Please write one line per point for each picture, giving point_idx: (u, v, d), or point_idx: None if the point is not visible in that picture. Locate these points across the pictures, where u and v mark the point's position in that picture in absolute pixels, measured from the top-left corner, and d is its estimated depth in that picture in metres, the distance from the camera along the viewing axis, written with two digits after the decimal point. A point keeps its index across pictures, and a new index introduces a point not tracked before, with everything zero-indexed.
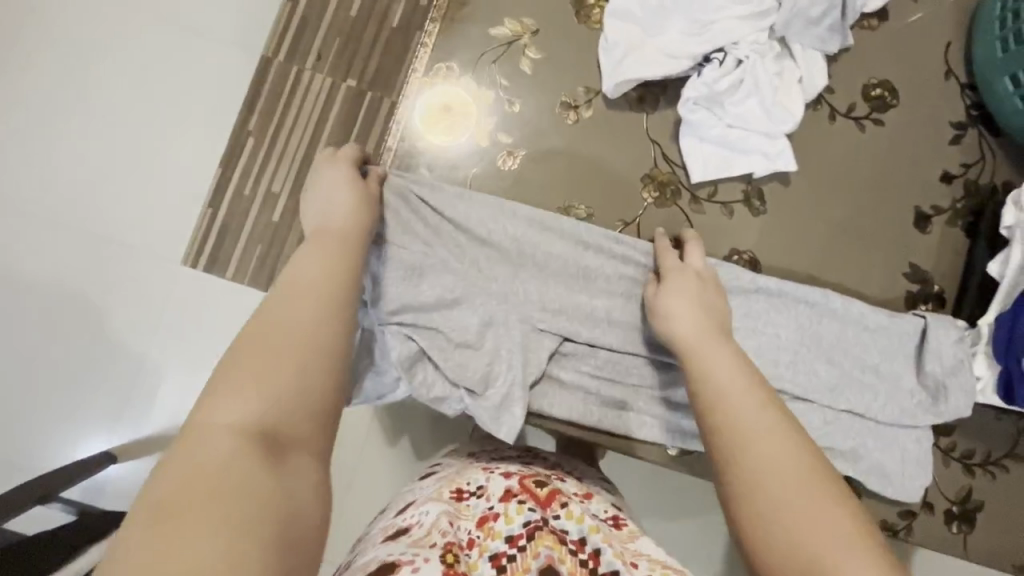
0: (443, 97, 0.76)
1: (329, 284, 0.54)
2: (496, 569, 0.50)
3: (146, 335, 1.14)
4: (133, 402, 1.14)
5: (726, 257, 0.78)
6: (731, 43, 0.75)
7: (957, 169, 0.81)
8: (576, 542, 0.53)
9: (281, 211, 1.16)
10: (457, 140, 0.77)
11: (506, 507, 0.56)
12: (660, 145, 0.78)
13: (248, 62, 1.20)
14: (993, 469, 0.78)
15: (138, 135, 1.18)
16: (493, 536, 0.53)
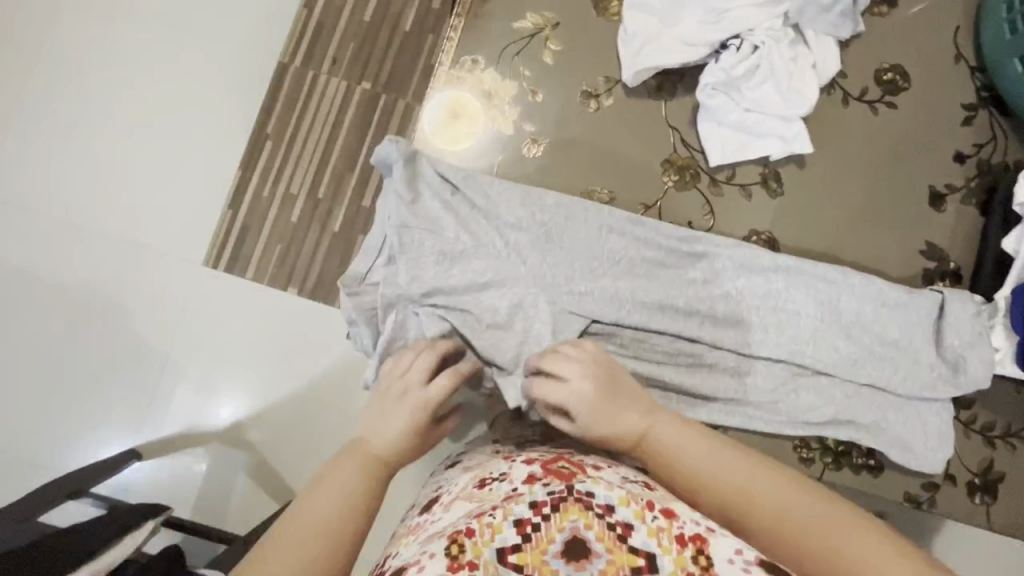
0: (465, 100, 0.79)
1: (374, 473, 0.57)
2: (520, 537, 0.51)
3: (169, 335, 1.17)
4: (158, 401, 1.16)
5: (745, 238, 0.80)
6: (746, 31, 0.78)
7: (969, 149, 0.83)
8: (603, 507, 0.52)
9: (300, 211, 1.20)
10: (480, 134, 0.80)
11: (529, 485, 0.56)
12: (679, 131, 0.81)
13: (268, 66, 1.24)
14: (1013, 441, 0.79)
15: (165, 139, 1.22)
16: (516, 502, 0.53)
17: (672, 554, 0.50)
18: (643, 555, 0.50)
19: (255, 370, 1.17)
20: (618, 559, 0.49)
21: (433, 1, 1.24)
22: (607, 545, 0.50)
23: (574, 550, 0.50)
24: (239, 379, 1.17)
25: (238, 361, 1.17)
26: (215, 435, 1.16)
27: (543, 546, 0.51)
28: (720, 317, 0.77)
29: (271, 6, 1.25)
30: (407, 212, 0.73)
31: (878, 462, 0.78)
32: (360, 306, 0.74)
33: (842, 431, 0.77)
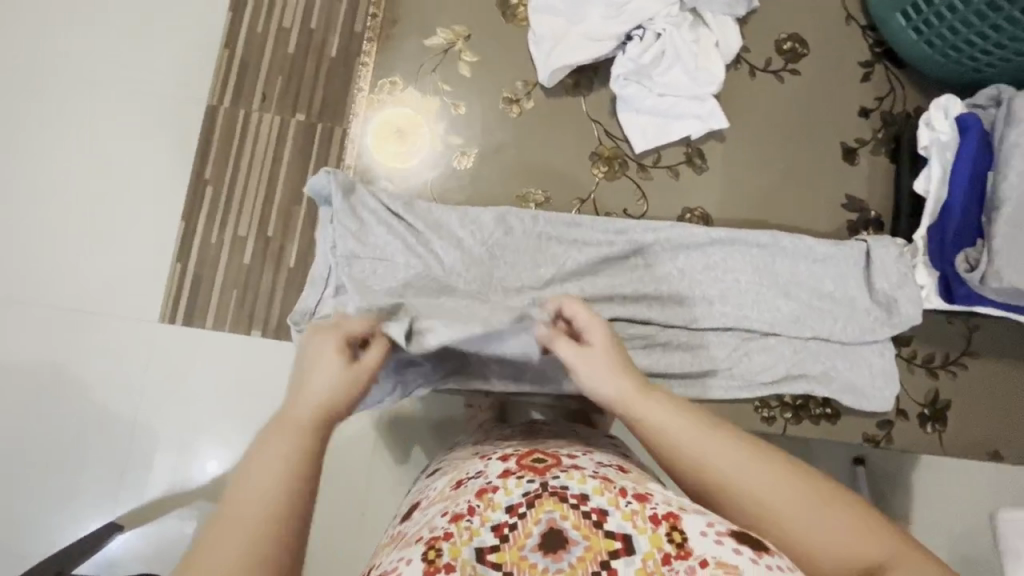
0: (391, 120, 0.80)
1: (307, 442, 0.48)
2: (498, 539, 0.52)
3: (133, 398, 1.14)
4: (131, 468, 1.13)
5: (679, 217, 0.83)
6: (648, 20, 0.81)
7: (872, 104, 0.89)
8: (578, 497, 0.54)
9: (251, 251, 1.18)
10: (409, 153, 0.80)
11: (505, 481, 0.58)
12: (601, 123, 0.83)
13: (195, 111, 1.22)
14: (953, 368, 0.85)
15: (98, 199, 1.18)
16: (493, 507, 0.55)
17: (648, 534, 0.51)
18: (619, 538, 0.51)
19: (229, 419, 1.14)
20: (595, 545, 0.50)
21: (355, 25, 1.25)
22: (583, 532, 0.51)
23: (551, 540, 0.51)
24: (214, 431, 1.14)
25: (209, 412, 1.14)
26: (197, 493, 1.13)
27: (521, 542, 0.52)
28: (667, 297, 0.80)
29: (188, 50, 1.23)
30: (351, 242, 0.74)
31: (834, 410, 0.81)
32: None
33: (795, 385, 0.80)
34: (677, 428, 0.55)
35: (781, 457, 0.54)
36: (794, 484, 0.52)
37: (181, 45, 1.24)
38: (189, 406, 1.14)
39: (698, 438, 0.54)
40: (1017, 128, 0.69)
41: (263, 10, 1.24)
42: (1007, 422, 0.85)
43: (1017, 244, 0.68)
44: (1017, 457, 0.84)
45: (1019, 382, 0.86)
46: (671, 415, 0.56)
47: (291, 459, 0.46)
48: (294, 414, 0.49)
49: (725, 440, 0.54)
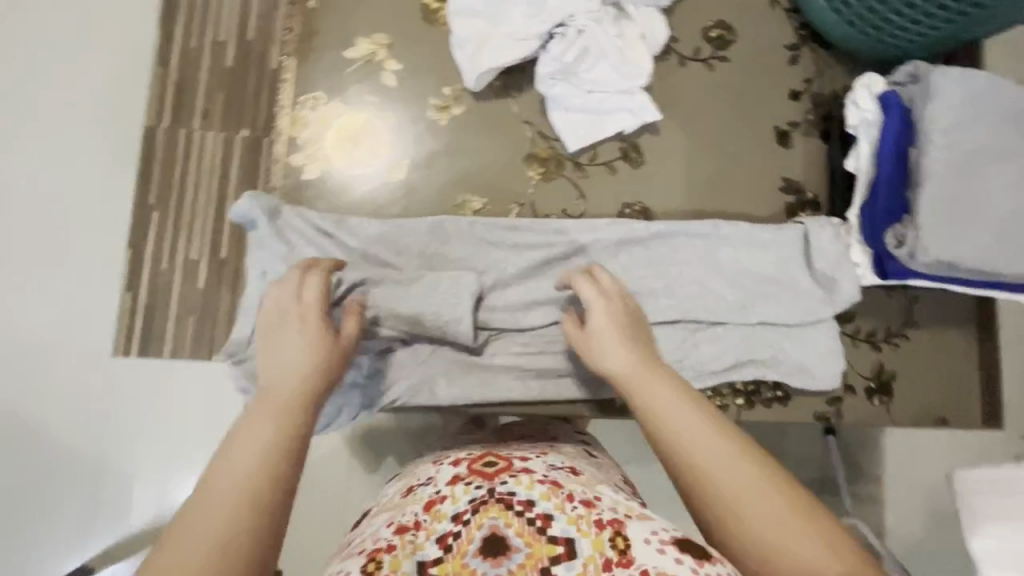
0: (346, 126, 0.79)
1: (289, 411, 0.49)
2: (440, 550, 0.52)
3: (91, 439, 1.10)
4: (93, 509, 1.09)
5: (619, 213, 0.83)
6: (569, 16, 0.78)
7: (801, 86, 0.89)
8: (524, 503, 0.54)
9: (205, 276, 1.14)
10: (363, 158, 0.79)
11: (453, 489, 0.58)
12: (534, 124, 0.82)
13: (129, 136, 1.17)
14: (895, 341, 0.87)
15: (32, 234, 1.13)
16: (439, 518, 0.55)
17: (590, 537, 0.51)
18: (561, 542, 0.51)
19: (192, 451, 1.10)
20: (537, 552, 0.51)
21: None
22: (526, 539, 0.51)
23: (492, 547, 0.52)
24: (177, 465, 1.10)
25: (165, 446, 1.10)
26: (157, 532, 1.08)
27: (463, 550, 0.52)
28: None
29: (117, 73, 1.19)
30: (281, 266, 0.71)
31: (784, 392, 0.82)
32: (249, 373, 0.71)
33: (745, 371, 0.81)
34: (671, 403, 0.55)
35: (776, 474, 0.49)
36: (773, 507, 0.47)
37: (109, 68, 1.19)
38: (149, 441, 1.10)
39: (689, 421, 0.53)
40: (935, 102, 0.69)
41: (194, 26, 1.19)
42: (951, 388, 0.87)
43: (942, 219, 0.69)
44: (962, 421, 0.87)
45: (961, 348, 0.88)
46: (673, 393, 0.56)
47: (274, 424, 0.47)
48: (275, 384, 0.51)
49: (715, 431, 0.52)
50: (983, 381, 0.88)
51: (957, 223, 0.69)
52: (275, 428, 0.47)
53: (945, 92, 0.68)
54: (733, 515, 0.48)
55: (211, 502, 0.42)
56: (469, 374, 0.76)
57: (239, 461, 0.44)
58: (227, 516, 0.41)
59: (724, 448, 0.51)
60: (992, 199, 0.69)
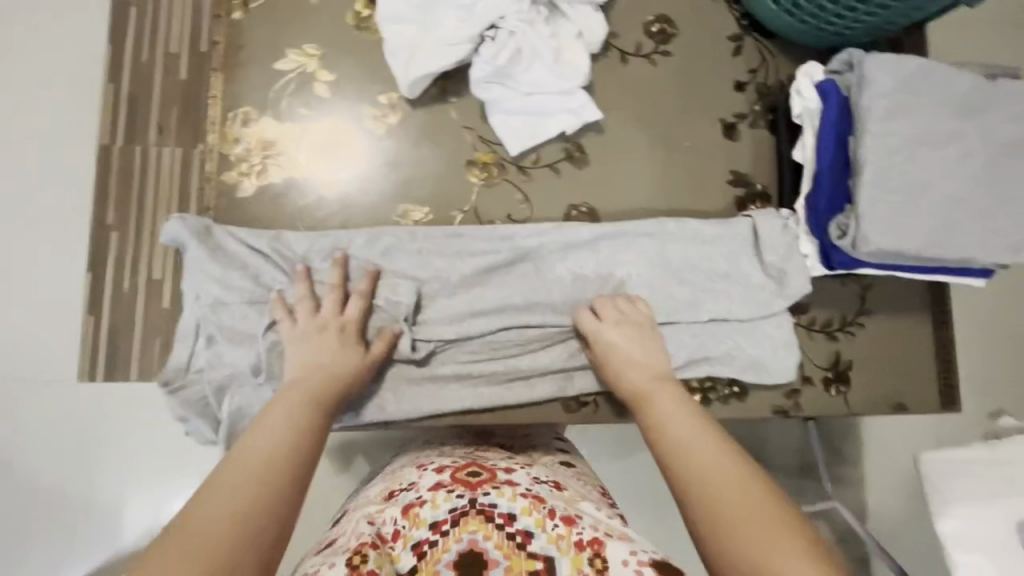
0: (322, 128, 0.78)
1: (309, 407, 0.60)
2: (416, 558, 0.59)
3: (58, 468, 1.08)
4: (64, 537, 1.08)
5: (566, 215, 0.82)
6: (499, 18, 0.76)
7: (745, 77, 0.89)
8: (506, 518, 0.60)
9: (170, 294, 1.09)
10: (338, 161, 0.78)
11: (434, 495, 0.63)
12: (474, 129, 0.80)
13: (82, 159, 1.15)
14: (851, 329, 0.86)
15: None
16: (418, 524, 0.61)
17: (569, 557, 0.57)
18: (540, 559, 0.57)
19: (168, 474, 1.10)
20: (516, 565, 0.57)
21: None
22: (504, 551, 0.58)
23: (469, 557, 0.58)
24: (153, 489, 1.09)
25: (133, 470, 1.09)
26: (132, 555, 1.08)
27: (438, 557, 0.58)
28: (559, 301, 0.78)
29: (66, 94, 1.16)
30: (213, 287, 0.69)
31: (741, 387, 0.81)
32: (186, 401, 0.69)
33: (699, 368, 0.80)
34: (686, 419, 0.64)
35: (770, 492, 0.56)
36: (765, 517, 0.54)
37: (57, 91, 1.16)
38: (121, 467, 1.09)
39: (700, 437, 0.62)
40: (869, 90, 0.70)
41: (145, 40, 1.16)
42: (908, 373, 0.87)
43: (881, 208, 0.69)
44: (920, 406, 0.87)
45: (916, 332, 0.88)
46: (687, 412, 0.65)
47: (297, 416, 0.58)
48: (302, 381, 0.62)
49: (720, 447, 0.60)
50: (940, 364, 0.88)
51: (896, 210, 0.69)
52: (298, 419, 0.58)
53: (877, 81, 0.69)
54: (725, 518, 0.54)
55: (237, 472, 0.51)
56: (418, 387, 0.74)
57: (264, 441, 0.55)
58: (250, 483, 0.50)
59: (727, 462, 0.59)
60: (932, 184, 0.70)
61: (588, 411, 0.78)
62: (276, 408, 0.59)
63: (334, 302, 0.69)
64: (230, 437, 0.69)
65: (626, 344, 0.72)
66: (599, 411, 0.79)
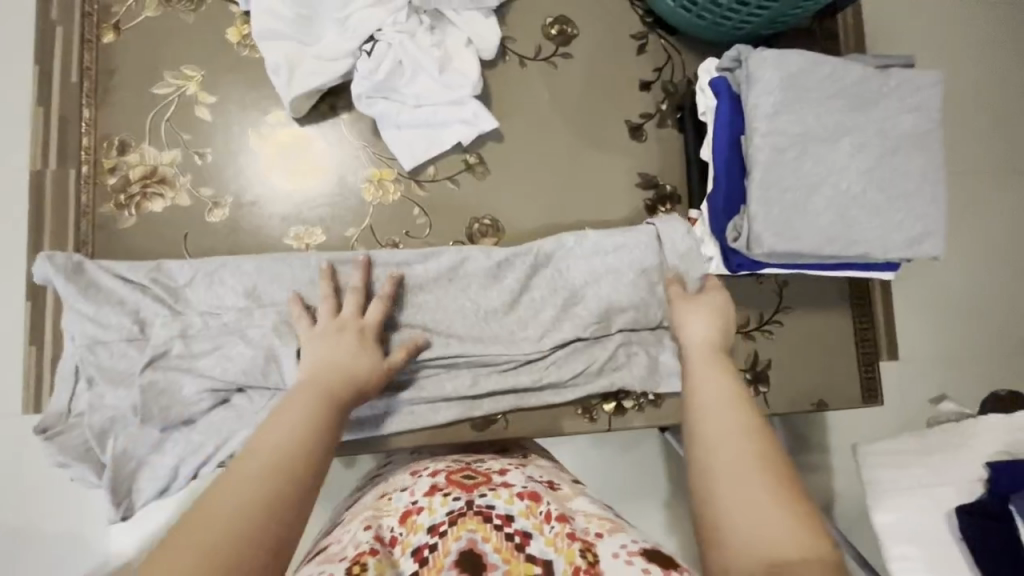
0: (281, 143, 0.77)
1: (324, 404, 0.57)
2: (417, 563, 0.56)
3: None
4: None
5: (468, 228, 0.80)
6: (378, 31, 0.73)
7: (651, 75, 0.86)
8: (502, 517, 0.59)
9: None
10: (296, 179, 0.77)
11: (430, 501, 0.62)
12: (368, 145, 0.78)
13: (10, 187, 1.11)
14: (769, 328, 0.85)
15: None
16: (416, 530, 0.59)
17: (564, 552, 0.56)
18: (539, 562, 0.56)
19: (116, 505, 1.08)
20: (515, 567, 0.55)
21: None
22: (503, 554, 0.56)
23: (468, 557, 0.56)
24: (88, 531, 1.06)
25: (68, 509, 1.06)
26: None
27: (439, 563, 0.56)
28: (457, 322, 0.75)
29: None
30: (88, 327, 0.67)
31: (654, 396, 0.80)
32: (66, 447, 0.66)
33: (612, 382, 0.78)
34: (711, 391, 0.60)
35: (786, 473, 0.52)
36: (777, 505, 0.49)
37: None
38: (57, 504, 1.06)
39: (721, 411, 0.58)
40: (755, 89, 0.68)
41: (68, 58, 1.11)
42: (829, 369, 0.86)
43: (773, 208, 0.67)
44: (843, 402, 0.86)
45: (836, 328, 0.86)
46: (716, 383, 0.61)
47: (310, 413, 0.56)
48: (316, 378, 0.60)
49: (743, 422, 0.56)
50: (861, 358, 0.87)
51: (790, 209, 0.68)
52: (308, 416, 0.55)
53: (764, 78, 0.68)
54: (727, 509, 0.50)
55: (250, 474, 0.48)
56: None
57: (273, 440, 0.52)
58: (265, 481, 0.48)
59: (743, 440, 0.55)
60: (827, 179, 0.69)
61: (498, 429, 0.77)
62: (290, 405, 0.56)
63: (354, 305, 0.69)
64: (117, 480, 0.67)
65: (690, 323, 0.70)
66: (509, 428, 0.77)
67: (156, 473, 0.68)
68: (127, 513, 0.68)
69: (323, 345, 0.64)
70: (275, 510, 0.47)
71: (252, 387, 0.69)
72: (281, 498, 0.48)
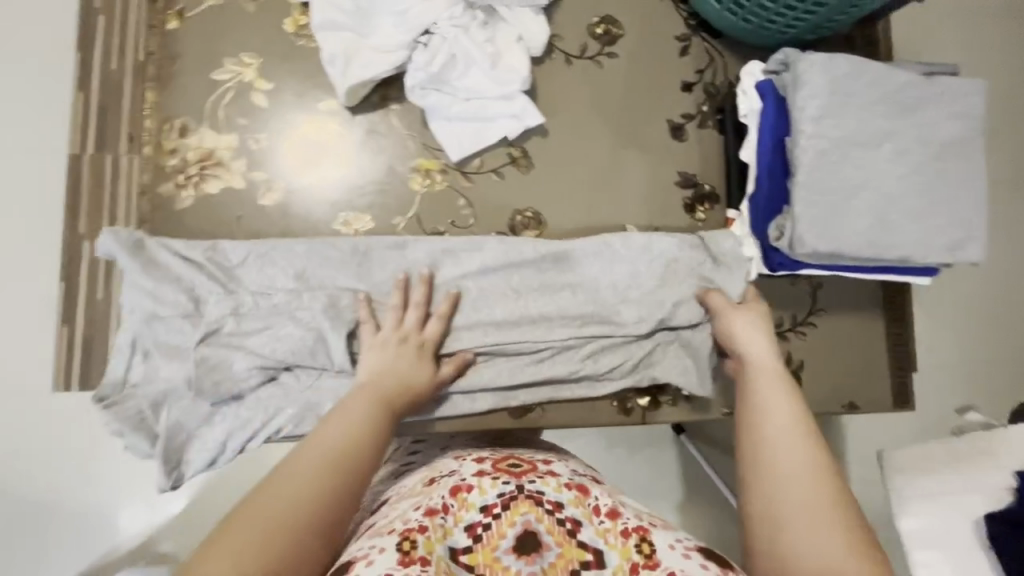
0: (311, 132, 0.79)
1: (375, 412, 0.60)
2: (472, 539, 0.56)
3: (38, 477, 1.09)
4: (54, 543, 1.09)
5: (511, 221, 0.82)
6: (433, 24, 0.76)
7: (693, 77, 0.88)
8: (553, 503, 0.58)
9: None
10: (322, 169, 0.78)
11: (480, 480, 0.61)
12: (416, 136, 0.80)
13: (50, 169, 1.15)
14: (803, 329, 0.86)
15: None
16: (468, 507, 0.58)
17: (618, 548, 0.56)
18: (591, 550, 0.56)
19: (147, 484, 1.12)
20: (567, 553, 0.56)
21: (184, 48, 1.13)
22: (556, 538, 0.56)
23: (524, 540, 0.56)
24: (139, 499, 1.11)
25: (116, 478, 1.11)
26: (119, 556, 1.10)
27: (494, 543, 0.56)
28: (498, 311, 0.77)
29: (34, 103, 1.15)
30: (147, 301, 0.69)
31: (688, 392, 0.81)
32: (122, 416, 0.69)
33: (647, 377, 0.79)
34: (783, 415, 0.62)
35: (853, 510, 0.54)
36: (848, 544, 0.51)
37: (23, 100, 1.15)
38: (100, 474, 1.10)
39: (792, 444, 0.59)
40: (801, 92, 0.69)
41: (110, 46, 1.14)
42: (860, 373, 0.86)
43: (815, 209, 0.68)
44: (872, 405, 0.86)
45: (870, 331, 0.87)
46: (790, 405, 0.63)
47: (369, 419, 0.59)
48: (378, 385, 0.63)
49: (808, 457, 0.58)
50: (892, 363, 0.87)
51: (832, 211, 0.69)
52: (363, 423, 0.58)
53: (812, 81, 0.69)
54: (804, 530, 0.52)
55: (313, 465, 0.53)
56: None
57: (331, 442, 0.55)
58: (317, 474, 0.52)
59: (818, 481, 0.56)
60: (869, 184, 0.69)
61: (533, 417, 0.79)
62: (346, 408, 0.59)
63: (413, 317, 0.72)
64: (169, 451, 0.69)
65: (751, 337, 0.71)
66: (544, 416, 0.79)
67: (204, 447, 0.70)
68: (177, 482, 0.70)
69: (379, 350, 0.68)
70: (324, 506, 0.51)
71: (299, 366, 0.71)
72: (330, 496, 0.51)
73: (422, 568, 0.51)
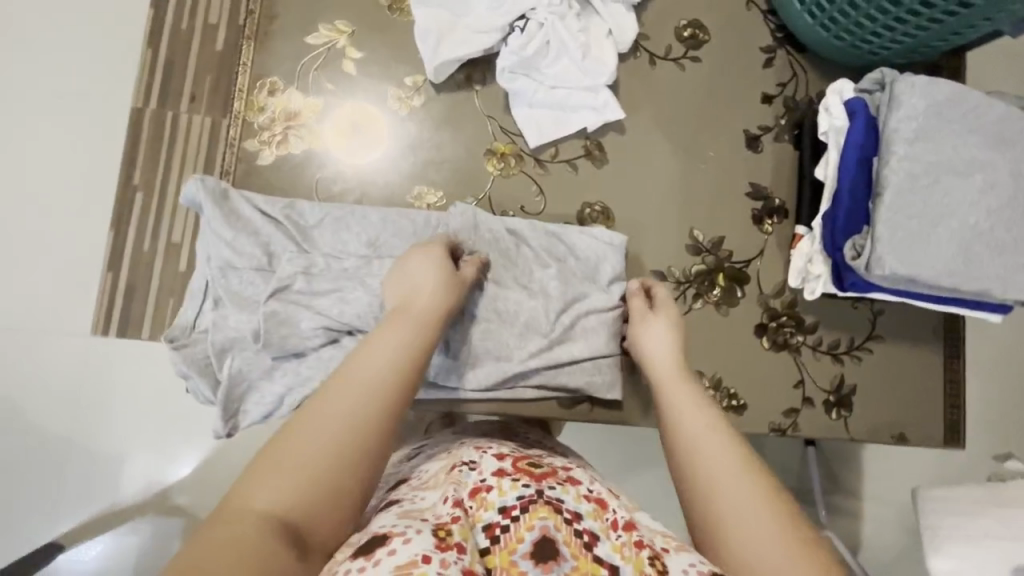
0: (350, 115, 0.79)
1: (419, 331, 0.54)
2: (488, 541, 0.45)
3: (73, 416, 1.10)
4: (79, 484, 1.09)
5: (580, 213, 0.82)
6: (531, 9, 0.78)
7: (774, 90, 0.87)
8: (572, 513, 0.48)
9: (187, 260, 1.14)
10: (352, 147, 0.79)
11: (500, 480, 0.50)
12: (495, 118, 0.81)
13: (113, 116, 1.16)
14: (858, 353, 0.85)
15: (11, 205, 1.12)
16: (485, 507, 0.48)
17: (631, 561, 0.44)
18: (606, 565, 0.44)
19: (175, 436, 1.12)
20: (582, 567, 0.44)
21: (241, 18, 1.19)
22: (572, 549, 0.45)
23: (544, 551, 0.44)
24: (170, 449, 1.11)
25: (148, 425, 1.11)
26: (142, 504, 1.10)
27: (511, 548, 0.45)
28: (555, 293, 0.75)
29: (104, 50, 1.17)
30: (225, 250, 0.71)
31: (737, 401, 0.81)
32: (189, 358, 0.71)
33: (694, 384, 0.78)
34: (688, 410, 0.56)
35: (780, 500, 0.48)
36: (792, 545, 0.45)
37: (92, 46, 1.17)
38: (130, 420, 1.11)
39: (710, 438, 0.53)
40: (898, 112, 0.69)
41: (185, 8, 1.18)
42: (910, 404, 0.85)
43: (898, 232, 0.68)
44: (922, 440, 0.85)
45: (925, 363, 0.86)
46: (695, 403, 0.57)
47: (400, 347, 0.52)
48: (409, 308, 0.57)
49: (730, 451, 0.52)
50: (946, 400, 0.86)
51: (914, 235, 0.68)
52: (403, 349, 0.52)
53: (908, 102, 0.69)
54: (743, 536, 0.46)
55: (341, 404, 0.47)
56: None
57: (369, 365, 0.50)
58: (346, 415, 0.46)
59: (749, 475, 0.50)
60: (955, 213, 0.69)
61: (583, 411, 0.77)
62: (386, 330, 0.53)
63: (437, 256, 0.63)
64: (229, 399, 0.70)
65: (657, 348, 0.66)
66: (593, 412, 0.78)
67: (261, 399, 0.71)
68: (235, 427, 0.71)
69: (414, 274, 0.61)
70: (359, 450, 0.46)
71: (362, 331, 0.71)
72: (366, 440, 0.46)
73: (458, 557, 0.42)
